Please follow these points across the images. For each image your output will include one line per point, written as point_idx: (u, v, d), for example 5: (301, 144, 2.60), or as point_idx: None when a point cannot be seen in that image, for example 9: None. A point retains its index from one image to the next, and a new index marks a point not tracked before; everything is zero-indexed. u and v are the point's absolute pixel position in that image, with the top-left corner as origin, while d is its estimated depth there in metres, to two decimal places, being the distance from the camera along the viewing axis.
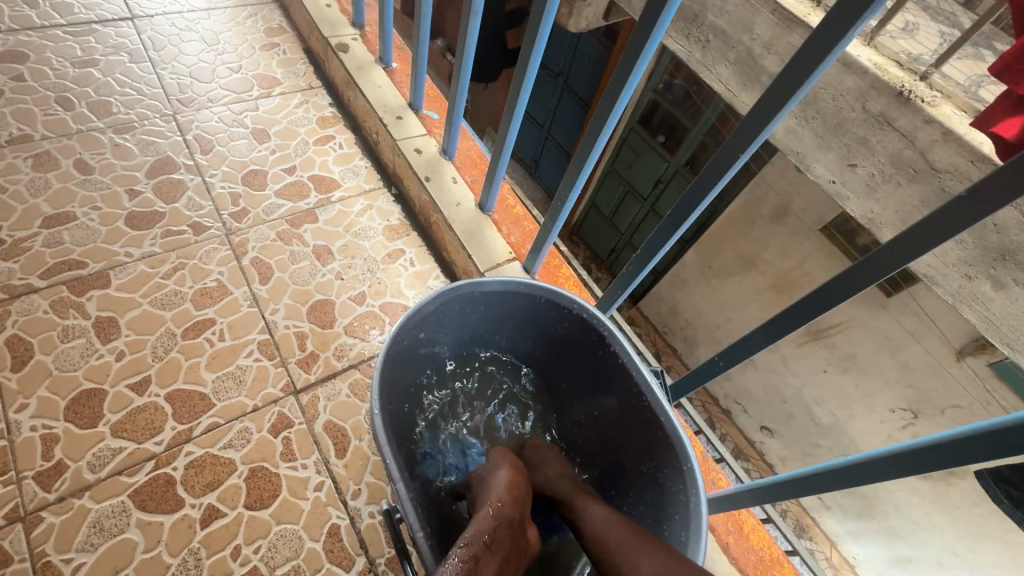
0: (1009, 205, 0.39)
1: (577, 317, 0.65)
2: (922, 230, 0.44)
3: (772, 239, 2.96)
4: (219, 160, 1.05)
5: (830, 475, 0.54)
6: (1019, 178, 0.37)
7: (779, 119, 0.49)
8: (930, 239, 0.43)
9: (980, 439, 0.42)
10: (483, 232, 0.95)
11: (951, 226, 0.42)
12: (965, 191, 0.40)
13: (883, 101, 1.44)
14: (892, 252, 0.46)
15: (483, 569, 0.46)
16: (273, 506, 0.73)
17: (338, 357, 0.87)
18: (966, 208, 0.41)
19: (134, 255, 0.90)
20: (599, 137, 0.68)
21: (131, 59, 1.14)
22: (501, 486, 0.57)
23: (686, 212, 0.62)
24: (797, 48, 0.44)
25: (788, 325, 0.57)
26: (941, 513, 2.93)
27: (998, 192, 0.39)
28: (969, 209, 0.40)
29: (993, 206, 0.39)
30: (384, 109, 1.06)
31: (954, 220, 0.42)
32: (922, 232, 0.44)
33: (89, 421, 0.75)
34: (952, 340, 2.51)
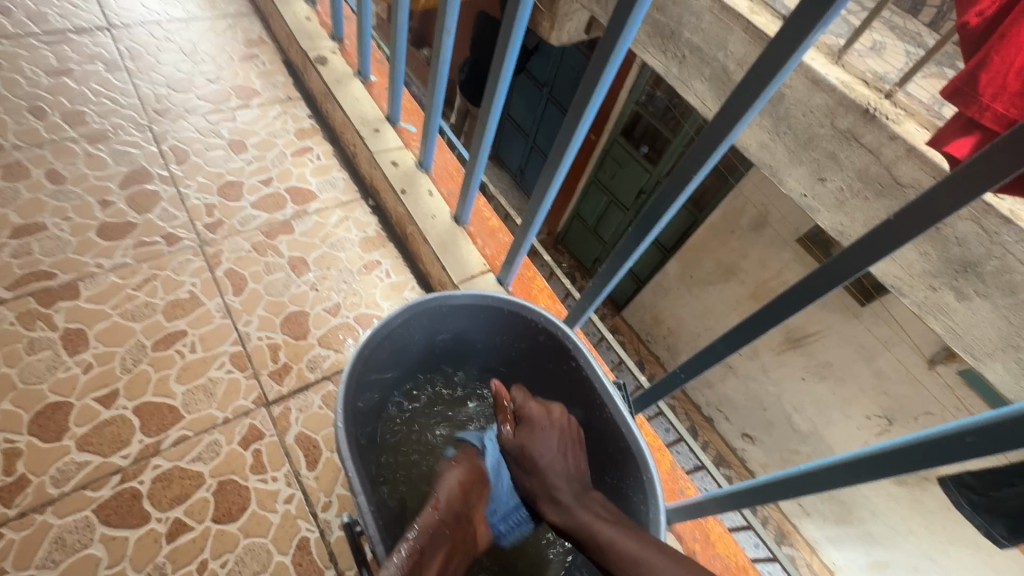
0: (941, 221, 0.40)
1: (543, 330, 0.66)
2: (864, 244, 0.45)
3: (750, 249, 3.02)
4: (194, 171, 1.04)
5: (783, 483, 0.56)
6: (953, 195, 0.39)
7: (734, 136, 0.50)
8: (875, 254, 0.45)
9: (915, 449, 0.43)
10: (458, 244, 0.96)
11: (894, 240, 0.43)
12: (906, 206, 0.41)
13: (850, 118, 1.49)
14: (840, 266, 0.48)
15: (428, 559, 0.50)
16: (242, 520, 0.73)
17: (311, 368, 0.87)
18: (908, 223, 0.42)
19: (105, 266, 0.89)
20: (568, 152, 0.69)
21: (106, 69, 1.14)
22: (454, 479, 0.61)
23: (649, 226, 0.63)
24: (748, 68, 0.45)
25: (744, 337, 0.59)
26: (915, 516, 3.01)
27: (933, 209, 0.40)
28: (908, 225, 0.42)
29: (932, 221, 0.40)
30: (361, 121, 1.08)
31: (893, 236, 0.43)
32: (865, 247, 0.45)
33: (54, 435, 0.74)
34: (923, 348, 2.58)
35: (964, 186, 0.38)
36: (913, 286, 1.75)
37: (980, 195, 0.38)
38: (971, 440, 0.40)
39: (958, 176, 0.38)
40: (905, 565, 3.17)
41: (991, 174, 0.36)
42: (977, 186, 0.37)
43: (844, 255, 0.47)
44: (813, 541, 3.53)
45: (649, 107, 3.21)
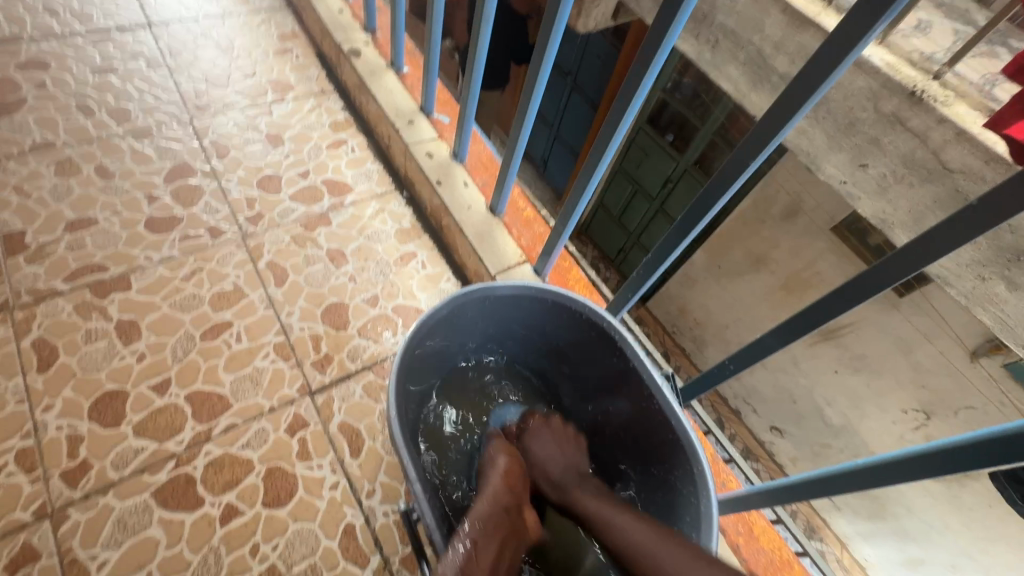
0: (1018, 210, 0.39)
1: (588, 320, 0.66)
2: (933, 234, 0.44)
3: (782, 238, 2.94)
4: (235, 165, 1.07)
5: (844, 476, 0.55)
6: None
7: (792, 125, 0.49)
8: (944, 245, 0.44)
9: (991, 442, 0.43)
10: (494, 235, 0.96)
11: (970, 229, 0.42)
12: (987, 192, 0.40)
13: (895, 101, 1.42)
14: (905, 256, 0.46)
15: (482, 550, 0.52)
16: (290, 505, 0.75)
17: (352, 359, 0.89)
18: (987, 212, 0.40)
19: (154, 259, 0.92)
20: (611, 142, 0.68)
21: (149, 66, 1.17)
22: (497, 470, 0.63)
23: (698, 216, 0.62)
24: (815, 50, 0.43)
25: (799, 329, 0.57)
26: (953, 513, 2.92)
27: (1009, 197, 0.39)
28: (982, 215, 0.41)
29: (1013, 210, 0.39)
30: (395, 113, 1.08)
31: (966, 225, 0.42)
32: (934, 237, 0.44)
33: (112, 421, 0.77)
34: (966, 340, 2.48)
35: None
36: (960, 276, 1.67)
37: None
38: None
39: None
40: (942, 562, 3.09)
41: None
42: None
43: (914, 244, 0.45)
44: (844, 536, 3.47)
45: (677, 94, 3.14)
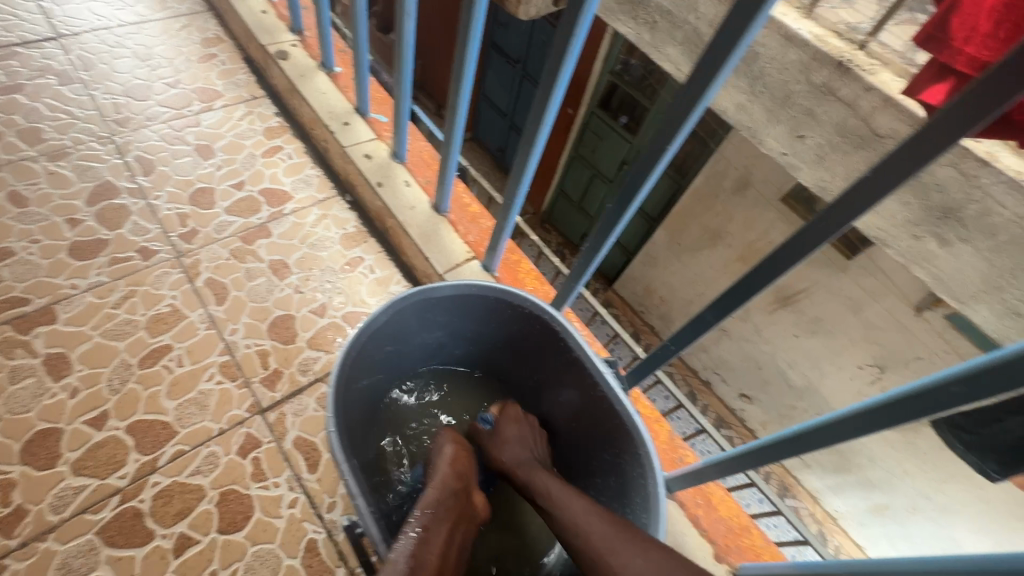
0: (920, 168, 0.40)
1: (531, 315, 0.66)
2: (847, 196, 0.45)
3: (735, 211, 3.02)
4: (163, 181, 1.02)
5: (781, 445, 0.57)
6: (936, 137, 0.38)
7: (709, 101, 0.50)
8: (858, 207, 0.45)
9: (904, 401, 0.44)
10: (440, 233, 0.95)
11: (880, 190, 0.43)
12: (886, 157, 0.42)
13: (825, 72, 1.45)
14: (824, 222, 0.48)
15: (433, 536, 0.50)
16: (247, 528, 0.73)
17: (302, 371, 0.86)
18: (886, 177, 0.42)
19: (81, 286, 0.87)
20: (541, 130, 0.68)
21: (59, 81, 1.10)
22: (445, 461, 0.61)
23: (630, 199, 0.63)
24: (722, 29, 0.44)
25: (732, 302, 0.59)
26: (911, 459, 3.09)
27: (911, 156, 0.40)
28: (888, 176, 0.42)
29: (915, 166, 0.40)
30: (329, 115, 1.05)
31: (873, 187, 0.43)
32: (848, 199, 0.45)
33: (47, 461, 0.73)
34: (910, 296, 2.59)
35: (939, 135, 0.38)
36: (896, 236, 1.73)
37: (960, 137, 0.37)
38: (954, 390, 0.40)
39: (936, 121, 0.38)
40: (904, 506, 3.28)
41: (974, 115, 0.36)
42: (955, 129, 0.37)
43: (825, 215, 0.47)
44: (815, 491, 3.65)
45: (625, 76, 3.17)
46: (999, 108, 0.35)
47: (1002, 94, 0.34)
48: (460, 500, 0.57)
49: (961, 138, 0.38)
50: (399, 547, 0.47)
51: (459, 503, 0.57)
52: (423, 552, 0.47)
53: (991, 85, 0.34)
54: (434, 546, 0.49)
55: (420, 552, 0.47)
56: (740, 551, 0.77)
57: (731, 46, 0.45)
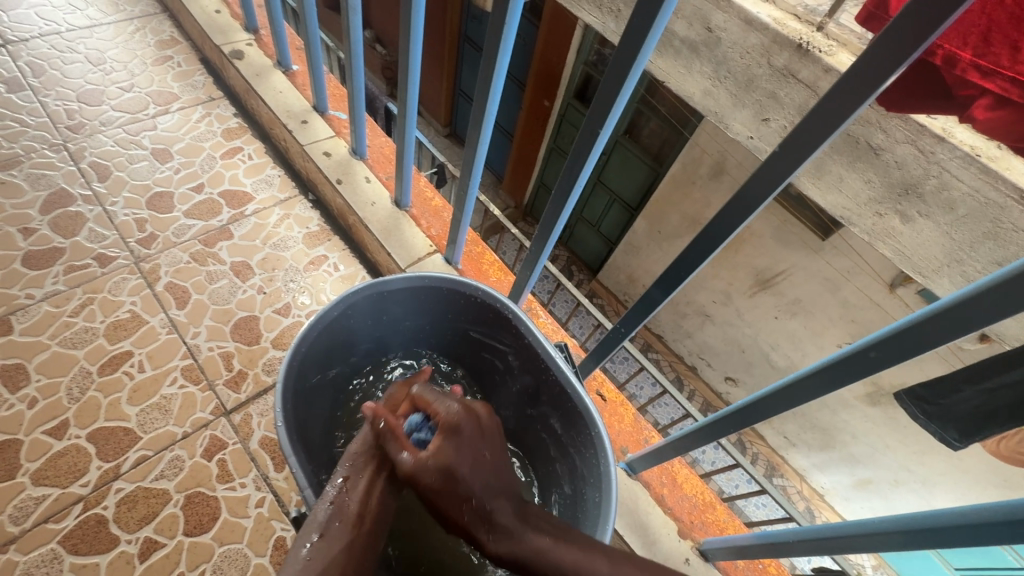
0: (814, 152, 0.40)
1: (485, 304, 0.66)
2: (756, 180, 0.46)
3: (712, 197, 3.04)
4: (119, 186, 1.00)
5: (746, 410, 0.55)
6: (827, 119, 0.38)
7: (628, 90, 0.50)
8: (765, 191, 0.45)
9: (831, 369, 0.45)
10: (401, 228, 0.95)
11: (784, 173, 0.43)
12: (791, 132, 0.41)
13: (785, 55, 1.49)
14: (739, 206, 0.48)
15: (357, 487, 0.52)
16: (214, 529, 0.73)
17: (268, 372, 0.86)
18: (795, 151, 0.41)
19: (36, 296, 0.86)
20: (484, 121, 0.68)
21: (9, 89, 1.08)
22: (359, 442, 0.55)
23: (571, 185, 0.63)
24: (631, 11, 0.44)
25: (675, 279, 0.60)
26: (892, 433, 3.16)
27: (806, 140, 0.40)
28: (788, 160, 0.42)
29: (810, 150, 0.40)
30: (287, 114, 1.04)
31: (777, 172, 0.43)
32: (756, 183, 0.46)
33: (6, 473, 0.72)
34: (883, 274, 2.62)
35: (838, 107, 0.37)
36: (861, 215, 1.80)
37: (846, 120, 0.37)
38: (874, 354, 0.42)
39: (830, 99, 0.37)
40: (887, 479, 3.36)
41: (869, 86, 0.35)
42: (840, 116, 0.37)
43: (743, 191, 0.47)
44: (801, 469, 3.73)
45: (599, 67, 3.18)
46: (891, 76, 0.33)
47: (890, 64, 0.33)
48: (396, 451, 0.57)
49: (860, 109, 0.37)
50: (323, 497, 0.51)
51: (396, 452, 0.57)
52: (344, 500, 0.51)
53: (880, 54, 0.33)
54: (356, 492, 0.51)
55: (342, 499, 0.51)
56: (705, 527, 0.79)
57: (643, 27, 0.44)
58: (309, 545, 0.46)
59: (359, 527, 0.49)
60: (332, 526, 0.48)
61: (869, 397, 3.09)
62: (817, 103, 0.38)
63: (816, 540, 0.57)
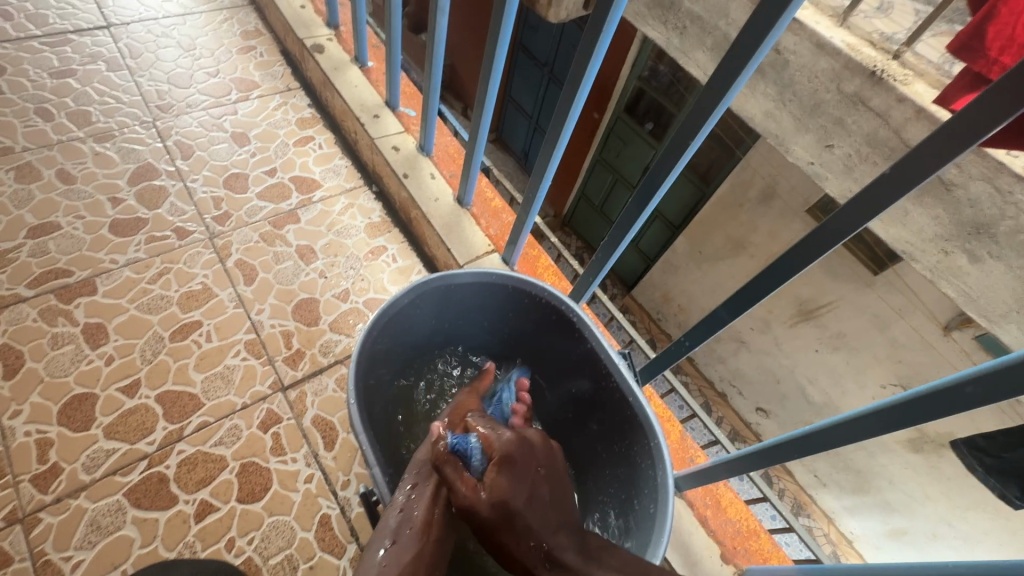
0: (928, 175, 0.41)
1: (548, 306, 0.68)
2: (857, 201, 0.46)
3: (760, 222, 2.99)
4: (200, 165, 1.06)
5: (811, 438, 0.54)
6: (945, 143, 0.39)
7: (730, 99, 0.51)
8: (863, 216, 0.46)
9: (914, 403, 0.44)
10: (462, 226, 0.97)
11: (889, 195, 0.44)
12: (883, 173, 0.43)
13: (857, 82, 1.44)
14: (832, 228, 0.48)
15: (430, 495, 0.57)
16: (265, 499, 0.76)
17: (323, 353, 0.89)
18: (901, 175, 0.42)
19: (120, 262, 0.92)
20: (565, 126, 0.70)
21: (108, 68, 1.15)
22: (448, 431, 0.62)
23: (650, 193, 0.65)
24: (734, 43, 0.47)
25: (746, 300, 0.59)
26: (933, 483, 3.00)
27: (920, 164, 0.41)
28: (895, 184, 0.43)
29: (922, 174, 0.41)
30: (361, 108, 1.08)
31: (879, 196, 0.44)
32: (857, 204, 0.46)
33: (82, 424, 0.77)
34: (938, 315, 2.52)
35: (935, 153, 0.39)
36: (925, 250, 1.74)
37: (965, 147, 0.38)
38: (970, 389, 0.40)
39: (949, 126, 0.38)
40: (924, 532, 3.17)
41: (968, 137, 0.37)
42: (961, 142, 0.38)
43: (822, 227, 0.49)
44: (830, 511, 3.52)
45: (653, 82, 3.16)
46: (996, 127, 0.36)
47: (993, 115, 0.35)
48: None
49: (979, 139, 0.37)
50: (392, 505, 0.55)
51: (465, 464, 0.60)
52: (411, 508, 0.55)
53: (987, 103, 0.35)
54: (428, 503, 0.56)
55: (413, 509, 0.55)
56: (748, 555, 0.77)
57: (746, 56, 0.47)
58: (383, 552, 0.53)
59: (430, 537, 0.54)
60: (402, 533, 0.54)
61: (911, 443, 2.96)
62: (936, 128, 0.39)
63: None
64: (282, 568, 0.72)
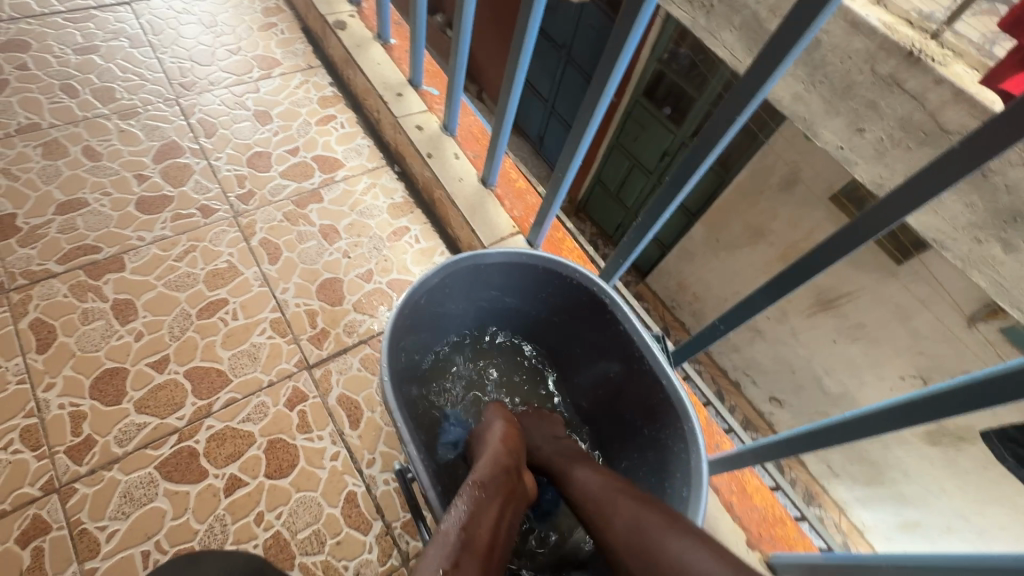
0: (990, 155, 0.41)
1: (581, 288, 0.67)
2: (914, 180, 0.46)
3: (780, 208, 2.93)
4: (224, 143, 1.06)
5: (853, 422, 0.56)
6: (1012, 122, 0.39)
7: (782, 75, 0.51)
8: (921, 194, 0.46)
9: (968, 387, 0.46)
10: (486, 207, 0.96)
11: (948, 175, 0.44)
12: (954, 145, 0.43)
13: (893, 63, 1.32)
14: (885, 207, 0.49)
15: (484, 511, 0.51)
16: (292, 475, 0.77)
17: (348, 333, 0.89)
18: (962, 155, 0.42)
19: (147, 239, 0.92)
20: (599, 104, 0.68)
21: (131, 45, 1.15)
22: (496, 440, 0.62)
23: (690, 172, 0.65)
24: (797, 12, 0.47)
25: (790, 283, 0.59)
26: (950, 476, 2.96)
27: (983, 143, 0.40)
28: (956, 162, 0.43)
29: (985, 153, 0.41)
30: (384, 86, 1.07)
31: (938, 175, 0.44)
32: (914, 182, 0.46)
33: (113, 398, 0.78)
34: (963, 306, 2.47)
35: (999, 130, 0.39)
36: None
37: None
38: None
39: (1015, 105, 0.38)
40: (939, 525, 3.14)
41: None
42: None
43: (875, 207, 0.50)
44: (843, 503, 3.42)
45: (673, 65, 3.09)
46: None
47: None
48: (511, 480, 0.58)
49: None
50: (447, 524, 0.48)
51: (510, 478, 0.57)
52: (472, 528, 0.48)
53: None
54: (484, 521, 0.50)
55: (470, 528, 0.48)
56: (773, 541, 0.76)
57: (806, 24, 0.46)
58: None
59: (489, 559, 0.47)
60: (464, 555, 0.45)
61: (928, 436, 2.91)
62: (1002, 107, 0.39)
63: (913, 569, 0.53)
64: (310, 542, 0.73)
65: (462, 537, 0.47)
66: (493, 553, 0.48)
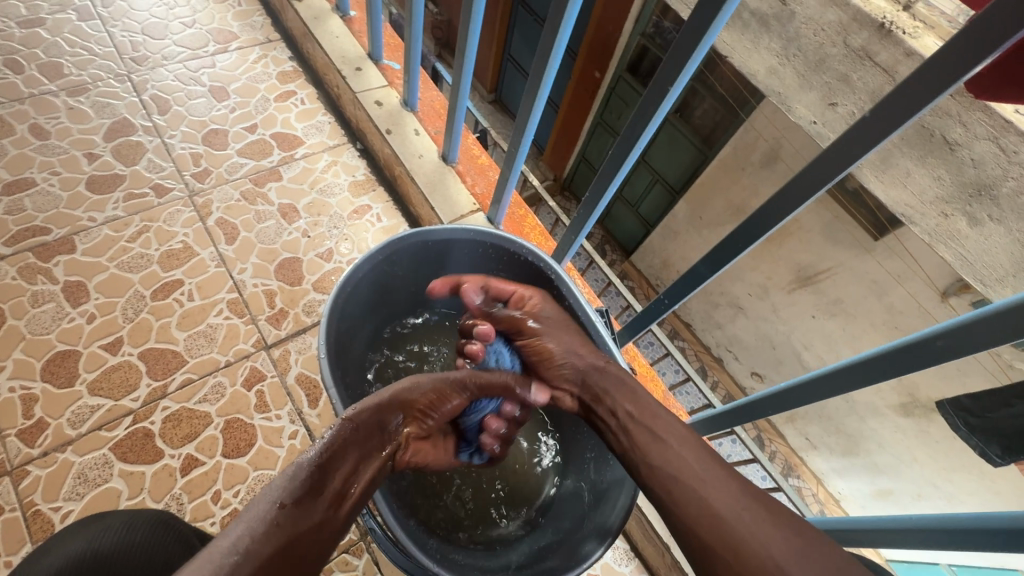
0: (897, 129, 0.38)
1: (529, 263, 0.69)
2: (829, 153, 0.43)
3: (761, 185, 2.93)
4: (178, 120, 1.03)
5: (783, 396, 0.54)
6: (918, 90, 0.35)
7: (709, 42, 0.47)
8: (836, 166, 0.43)
9: (890, 357, 0.43)
10: (446, 183, 0.95)
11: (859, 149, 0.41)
12: (866, 112, 0.39)
13: (864, 35, 1.47)
14: (804, 182, 0.46)
15: (346, 457, 0.48)
16: (250, 454, 0.77)
17: (307, 313, 0.89)
18: (873, 127, 0.39)
19: (98, 220, 0.90)
20: (547, 74, 0.66)
21: (79, 17, 1.10)
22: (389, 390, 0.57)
23: (629, 149, 0.62)
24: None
25: (725, 257, 0.58)
26: (921, 445, 3.06)
27: (894, 116, 0.37)
28: (868, 135, 0.39)
29: (893, 126, 0.38)
30: (342, 60, 1.04)
31: (849, 149, 0.41)
32: (830, 156, 0.43)
33: (67, 380, 0.78)
34: (936, 280, 2.51)
35: (908, 102, 0.36)
36: (925, 213, 1.85)
37: (940, 93, 0.34)
38: (942, 344, 0.39)
39: (916, 76, 0.35)
40: (910, 493, 3.23)
41: (946, 79, 0.34)
42: (936, 87, 0.34)
43: (795, 182, 0.47)
44: (819, 473, 3.60)
45: (656, 39, 3.04)
46: (982, 62, 0.32)
47: (984, 49, 0.31)
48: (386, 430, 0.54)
49: (944, 93, 0.34)
50: (303, 460, 0.45)
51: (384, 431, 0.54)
52: (329, 470, 0.46)
53: (974, 38, 0.31)
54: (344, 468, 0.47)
55: (328, 466, 0.46)
56: None
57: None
58: (276, 509, 0.41)
59: (336, 508, 0.45)
60: (309, 496, 0.43)
61: (901, 407, 3.01)
62: (907, 78, 0.35)
63: (871, 532, 0.54)
64: None
65: (315, 474, 0.45)
66: (347, 503, 0.46)
